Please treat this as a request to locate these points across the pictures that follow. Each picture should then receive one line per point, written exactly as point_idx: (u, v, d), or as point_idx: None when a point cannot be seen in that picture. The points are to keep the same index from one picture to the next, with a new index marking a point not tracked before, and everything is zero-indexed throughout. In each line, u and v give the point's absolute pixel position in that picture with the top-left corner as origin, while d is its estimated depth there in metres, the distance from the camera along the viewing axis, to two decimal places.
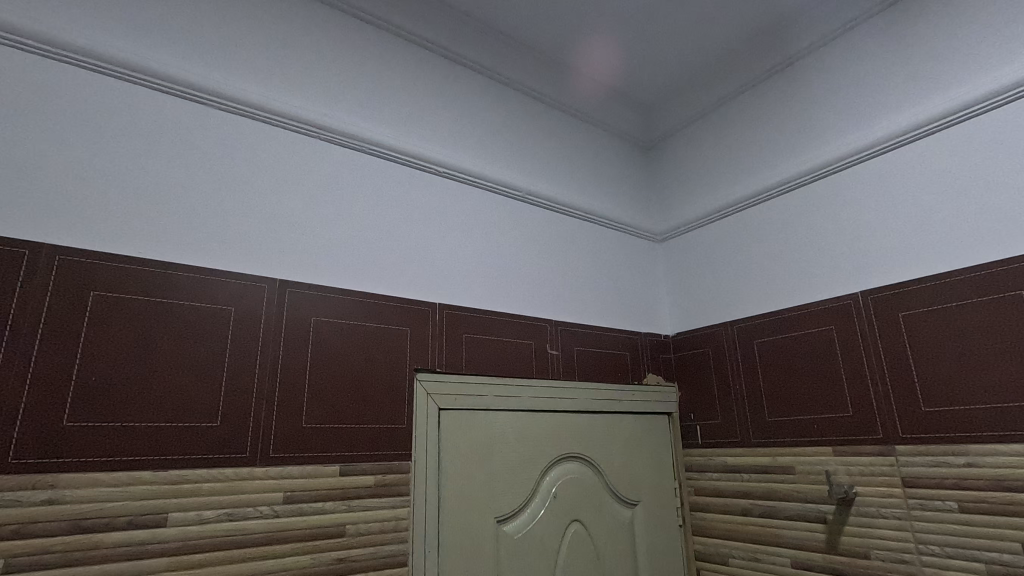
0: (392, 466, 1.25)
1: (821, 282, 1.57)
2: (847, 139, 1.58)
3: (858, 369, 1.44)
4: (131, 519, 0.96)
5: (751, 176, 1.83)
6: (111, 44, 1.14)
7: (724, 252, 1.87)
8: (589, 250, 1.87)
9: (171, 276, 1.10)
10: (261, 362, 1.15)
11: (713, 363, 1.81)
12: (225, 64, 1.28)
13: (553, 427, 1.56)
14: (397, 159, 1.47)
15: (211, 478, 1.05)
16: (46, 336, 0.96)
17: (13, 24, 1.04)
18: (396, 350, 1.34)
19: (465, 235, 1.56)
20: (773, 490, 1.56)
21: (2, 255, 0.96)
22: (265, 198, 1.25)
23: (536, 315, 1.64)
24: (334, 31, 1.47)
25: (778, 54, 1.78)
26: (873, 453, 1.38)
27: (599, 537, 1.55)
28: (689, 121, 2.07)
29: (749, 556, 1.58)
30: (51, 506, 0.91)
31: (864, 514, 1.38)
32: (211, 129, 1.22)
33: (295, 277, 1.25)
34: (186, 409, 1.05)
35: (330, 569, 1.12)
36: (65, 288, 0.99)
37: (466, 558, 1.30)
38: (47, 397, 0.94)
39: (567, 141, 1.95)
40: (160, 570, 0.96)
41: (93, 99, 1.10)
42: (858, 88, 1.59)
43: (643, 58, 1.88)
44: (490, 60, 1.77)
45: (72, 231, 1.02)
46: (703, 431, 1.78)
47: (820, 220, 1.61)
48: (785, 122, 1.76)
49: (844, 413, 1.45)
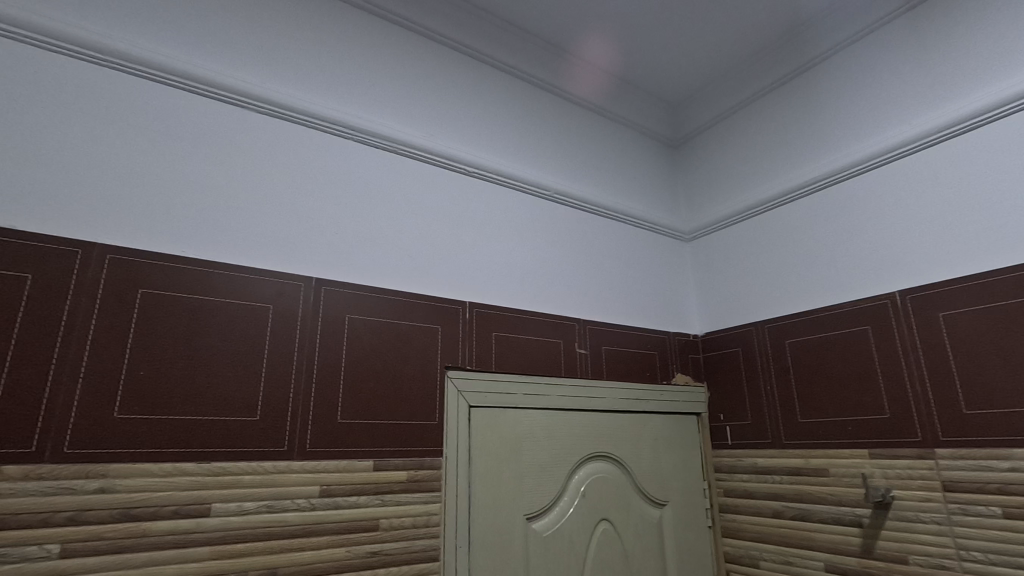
0: (423, 462, 1.27)
1: (857, 282, 1.54)
2: (881, 135, 1.55)
3: (895, 370, 1.41)
4: (177, 510, 0.99)
5: (782, 174, 1.80)
6: (156, 51, 1.18)
7: (753, 251, 1.84)
8: (616, 250, 1.86)
9: (212, 276, 1.13)
10: (297, 359, 1.18)
11: (743, 363, 1.79)
12: (262, 69, 1.31)
13: (581, 426, 1.55)
14: (427, 159, 1.49)
15: (251, 471, 1.08)
16: (98, 333, 1.00)
17: (67, 34, 1.09)
18: (428, 348, 1.36)
19: (494, 234, 1.57)
20: (806, 492, 1.54)
21: (56, 254, 1.00)
22: (300, 199, 1.28)
23: (564, 314, 1.64)
24: (365, 34, 1.50)
25: (811, 48, 1.75)
26: (911, 457, 1.35)
27: (627, 537, 1.54)
28: (719, 119, 2.05)
29: (781, 558, 1.56)
30: (103, 494, 0.95)
31: (902, 518, 1.34)
32: (250, 132, 1.26)
33: (330, 276, 1.27)
34: (227, 404, 1.09)
35: (365, 561, 1.15)
36: (114, 286, 1.03)
37: (496, 554, 1.31)
38: (98, 391, 0.98)
39: (595, 141, 1.95)
40: (203, 559, 1.00)
41: (140, 104, 1.15)
42: (893, 83, 1.54)
43: (672, 54, 1.87)
44: (518, 61, 1.78)
45: (121, 231, 1.07)
46: (733, 432, 1.76)
47: (853, 218, 1.58)
48: (817, 117, 1.72)
49: (880, 415, 1.42)
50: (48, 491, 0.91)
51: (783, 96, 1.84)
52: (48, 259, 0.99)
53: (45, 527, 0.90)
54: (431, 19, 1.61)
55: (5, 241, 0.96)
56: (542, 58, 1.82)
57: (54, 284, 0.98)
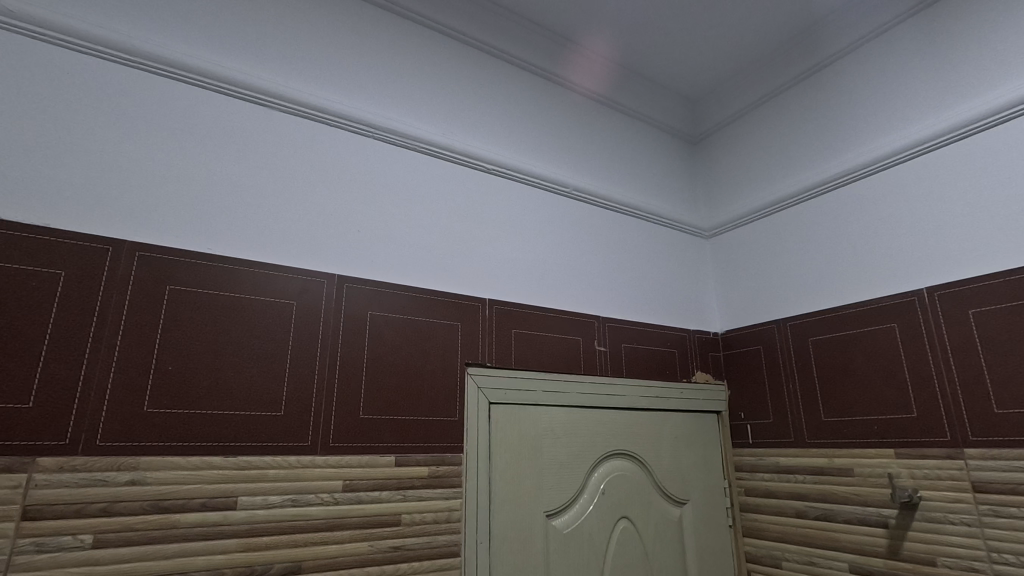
0: (444, 458, 1.28)
1: (883, 279, 1.51)
2: (908, 128, 1.51)
3: (923, 369, 1.39)
4: (204, 502, 1.01)
5: (804, 169, 1.77)
6: (182, 51, 1.19)
7: (774, 247, 1.82)
8: (634, 247, 1.85)
9: (238, 272, 1.15)
10: (320, 355, 1.19)
11: (764, 361, 1.76)
12: (284, 68, 1.32)
13: (600, 424, 1.55)
14: (446, 156, 1.50)
15: (276, 465, 1.09)
16: (129, 329, 1.02)
17: (95, 35, 1.11)
18: (448, 344, 1.36)
19: (513, 231, 1.57)
20: (830, 492, 1.52)
21: (88, 251, 1.02)
22: (322, 196, 1.29)
23: (583, 310, 1.64)
24: (385, 31, 1.51)
25: (836, 41, 1.71)
26: (939, 457, 1.32)
27: (647, 536, 1.53)
28: (740, 114, 2.02)
29: (804, 559, 1.54)
30: (134, 486, 0.97)
31: (929, 520, 1.32)
32: (274, 130, 1.27)
33: (352, 273, 1.28)
34: (253, 399, 1.10)
35: (387, 556, 1.16)
36: (144, 283, 1.05)
37: (516, 551, 1.31)
38: (130, 385, 1.00)
39: (614, 138, 1.94)
40: (230, 551, 1.01)
41: (166, 103, 1.16)
42: (923, 74, 1.50)
43: (692, 49, 1.84)
44: (536, 58, 1.77)
45: (149, 229, 1.09)
46: (755, 431, 1.74)
47: (878, 213, 1.55)
48: (841, 111, 1.69)
49: (907, 414, 1.40)
50: (82, 483, 0.93)
51: (806, 91, 1.81)
52: (80, 256, 1.01)
53: (79, 518, 0.92)
54: (450, 16, 1.61)
55: (39, 239, 0.98)
56: (561, 55, 1.82)
57: (86, 281, 1.01)
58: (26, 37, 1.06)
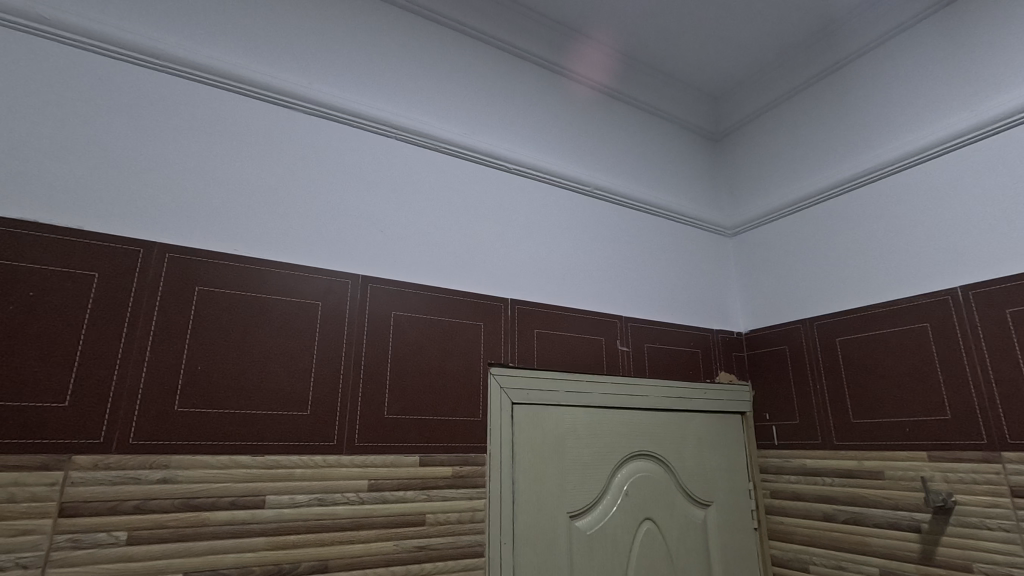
0: (468, 458, 1.28)
1: (914, 278, 1.47)
2: (939, 123, 1.47)
3: (957, 369, 1.35)
4: (234, 501, 1.02)
5: (830, 165, 1.73)
6: (209, 55, 1.21)
7: (799, 246, 1.79)
8: (656, 245, 1.83)
9: (263, 273, 1.16)
10: (345, 356, 1.20)
11: (790, 361, 1.73)
12: (308, 70, 1.34)
13: (623, 425, 1.54)
14: (467, 156, 1.50)
15: (303, 464, 1.10)
16: (159, 330, 1.03)
17: (127, 41, 1.13)
18: (471, 344, 1.36)
19: (534, 230, 1.56)
20: (859, 495, 1.49)
21: (120, 253, 1.04)
22: (344, 197, 1.30)
23: (606, 310, 1.63)
24: (406, 32, 1.51)
25: (864, 34, 1.67)
26: (975, 460, 1.29)
27: (671, 537, 1.52)
28: (763, 111, 1.98)
29: (832, 563, 1.51)
30: (166, 484, 0.98)
31: (964, 524, 1.29)
32: (298, 132, 1.28)
33: (375, 273, 1.29)
34: (280, 399, 1.11)
35: (412, 556, 1.16)
36: (174, 284, 1.07)
37: (540, 552, 1.31)
38: (159, 385, 1.01)
39: (635, 136, 1.92)
40: (259, 549, 1.03)
41: (194, 106, 1.18)
42: (957, 66, 1.46)
43: (714, 44, 1.82)
44: (556, 56, 1.76)
45: (179, 232, 1.10)
46: (780, 432, 1.71)
47: (909, 210, 1.50)
48: (869, 105, 1.65)
49: (940, 416, 1.36)
50: (116, 480, 0.95)
51: (832, 86, 1.77)
52: (112, 258, 1.03)
53: (113, 515, 0.94)
54: (469, 16, 1.61)
55: (73, 241, 1.01)
56: (581, 53, 1.81)
57: (118, 282, 1.02)
58: (62, 44, 1.08)
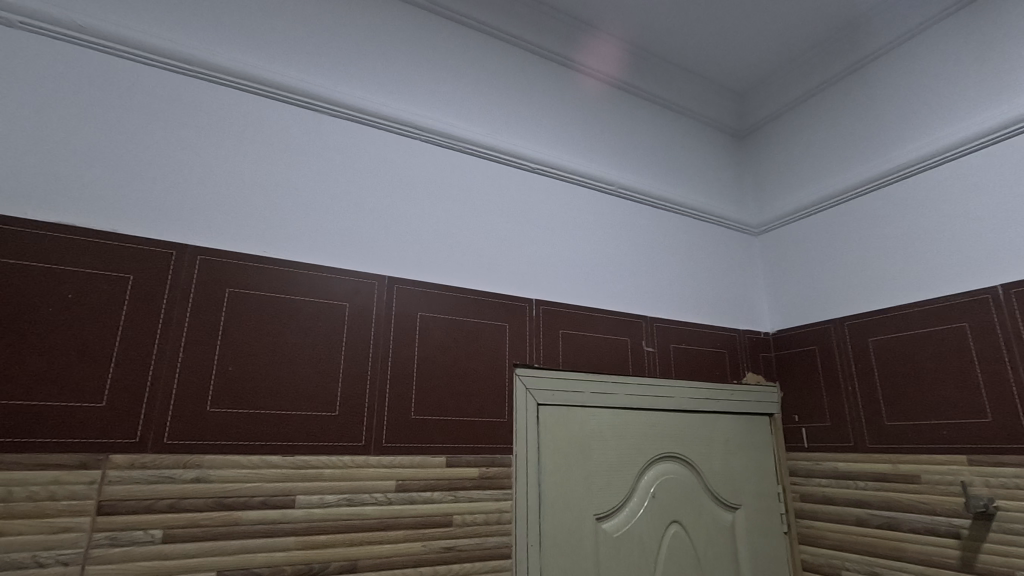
0: (494, 459, 1.27)
1: (952, 276, 1.42)
2: (976, 116, 1.42)
3: (998, 369, 1.31)
4: (265, 500, 1.03)
5: (860, 162, 1.69)
6: (238, 59, 1.23)
7: (826, 242, 1.75)
8: (681, 244, 1.80)
9: (291, 275, 1.17)
10: (372, 356, 1.20)
11: (820, 362, 1.70)
12: (335, 73, 1.35)
13: (649, 426, 1.52)
14: (490, 156, 1.49)
15: (331, 464, 1.11)
16: (191, 331, 1.05)
17: (160, 47, 1.15)
18: (496, 345, 1.35)
19: (557, 229, 1.55)
20: (894, 499, 1.45)
21: (154, 255, 1.06)
22: (368, 198, 1.30)
23: (630, 310, 1.61)
24: (430, 34, 1.51)
25: (895, 27, 1.62)
26: (1018, 464, 1.25)
27: (699, 540, 1.50)
28: (789, 107, 1.94)
29: (866, 568, 1.47)
30: (199, 484, 0.99)
31: (1007, 531, 1.24)
32: (324, 134, 1.29)
33: (401, 275, 1.29)
34: (308, 399, 1.12)
35: (440, 557, 1.16)
36: (205, 286, 1.08)
37: (567, 553, 1.30)
38: (192, 385, 1.02)
39: (659, 133, 1.90)
40: (290, 548, 1.03)
41: (222, 110, 1.19)
42: (994, 57, 1.41)
43: (738, 39, 1.78)
44: (579, 54, 1.75)
45: (210, 234, 1.12)
46: (810, 434, 1.68)
47: (945, 206, 1.46)
48: (901, 98, 1.60)
49: (980, 418, 1.32)
50: (151, 479, 0.96)
51: (860, 80, 1.72)
52: (146, 260, 1.05)
53: (148, 514, 0.95)
54: (492, 17, 1.61)
55: (109, 243, 1.03)
56: (603, 51, 1.80)
57: (152, 284, 1.04)
58: (98, 51, 1.11)
